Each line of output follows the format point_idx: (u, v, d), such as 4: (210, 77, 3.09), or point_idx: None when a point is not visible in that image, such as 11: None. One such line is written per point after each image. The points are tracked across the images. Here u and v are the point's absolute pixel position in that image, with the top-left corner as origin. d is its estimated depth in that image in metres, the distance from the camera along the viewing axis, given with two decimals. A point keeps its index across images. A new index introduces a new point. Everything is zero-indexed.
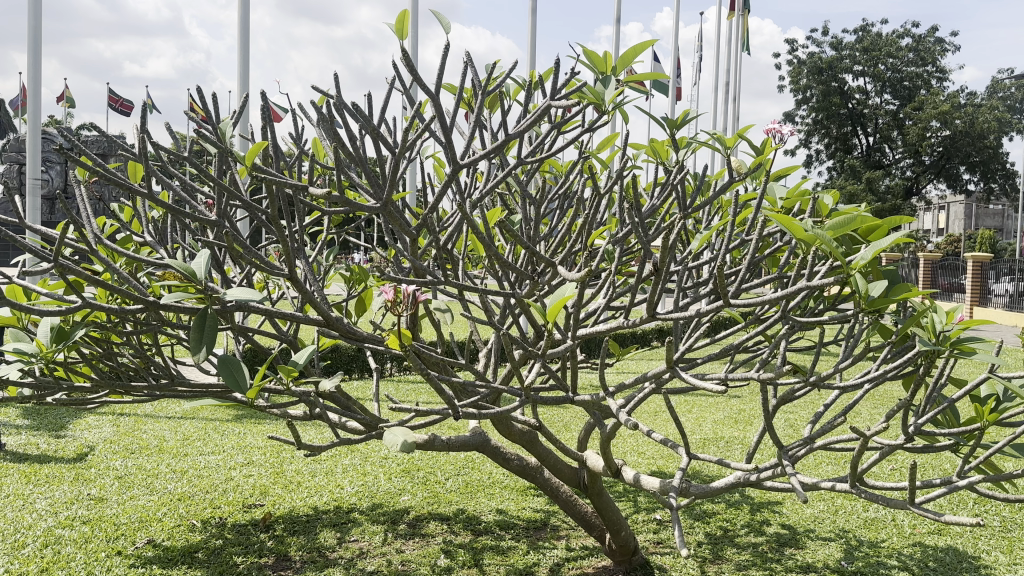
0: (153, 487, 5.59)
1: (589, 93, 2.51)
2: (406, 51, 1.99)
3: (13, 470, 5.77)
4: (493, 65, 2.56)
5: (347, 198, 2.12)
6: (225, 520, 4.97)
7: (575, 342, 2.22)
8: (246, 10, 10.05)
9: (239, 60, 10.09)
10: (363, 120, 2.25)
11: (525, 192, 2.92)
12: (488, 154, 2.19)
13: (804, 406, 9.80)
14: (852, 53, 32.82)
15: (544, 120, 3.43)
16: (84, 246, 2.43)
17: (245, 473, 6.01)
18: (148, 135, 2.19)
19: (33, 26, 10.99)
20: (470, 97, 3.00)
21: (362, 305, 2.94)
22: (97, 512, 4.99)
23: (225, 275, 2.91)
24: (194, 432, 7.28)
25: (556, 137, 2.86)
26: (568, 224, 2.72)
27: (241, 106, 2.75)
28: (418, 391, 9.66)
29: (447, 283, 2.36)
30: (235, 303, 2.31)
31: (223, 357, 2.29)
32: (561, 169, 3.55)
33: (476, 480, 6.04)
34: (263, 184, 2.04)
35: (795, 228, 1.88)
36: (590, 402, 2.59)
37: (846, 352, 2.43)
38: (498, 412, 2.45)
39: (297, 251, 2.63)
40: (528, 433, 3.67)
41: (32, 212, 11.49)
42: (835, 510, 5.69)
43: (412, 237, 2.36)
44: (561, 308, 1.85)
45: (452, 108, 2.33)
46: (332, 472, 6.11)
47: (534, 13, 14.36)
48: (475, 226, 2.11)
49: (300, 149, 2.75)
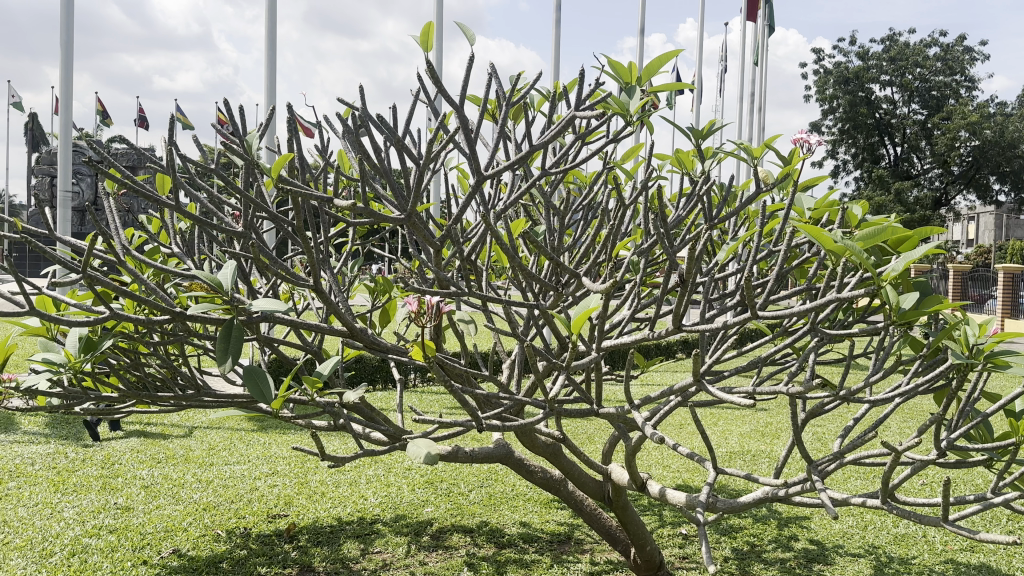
0: (179, 496, 5.64)
1: (615, 103, 2.49)
2: (430, 63, 2.00)
3: (42, 479, 5.85)
4: (518, 75, 2.56)
5: (371, 210, 2.12)
6: (250, 531, 4.99)
7: (599, 354, 2.19)
8: (274, 24, 10.19)
9: (267, 74, 10.22)
10: (387, 131, 2.26)
11: (549, 203, 2.90)
12: (512, 165, 2.18)
13: (832, 420, 9.67)
14: (879, 63, 32.50)
15: (567, 129, 3.40)
16: (112, 258, 2.46)
17: (269, 484, 6.05)
18: (176, 147, 2.21)
19: (63, 40, 11.20)
20: (494, 108, 3.00)
21: (385, 317, 2.93)
22: (124, 522, 5.03)
23: (252, 286, 2.91)
24: (219, 442, 7.33)
25: (581, 148, 2.83)
26: (592, 236, 2.69)
27: (267, 118, 2.77)
28: (442, 402, 9.68)
29: (470, 295, 2.33)
30: (260, 314, 2.31)
31: (248, 369, 2.29)
32: (585, 180, 3.52)
33: (499, 493, 6.00)
34: (289, 196, 2.04)
35: (824, 239, 1.83)
36: (614, 414, 2.54)
37: (878, 365, 2.36)
38: (522, 424, 2.41)
39: (322, 263, 2.63)
40: (553, 445, 3.64)
41: (62, 224, 11.68)
42: (865, 526, 5.59)
43: (436, 249, 2.36)
44: (585, 319, 1.83)
45: (476, 119, 2.32)
46: (356, 483, 6.12)
47: (558, 26, 14.41)
48: (499, 237, 2.09)
49: (325, 161, 2.75)
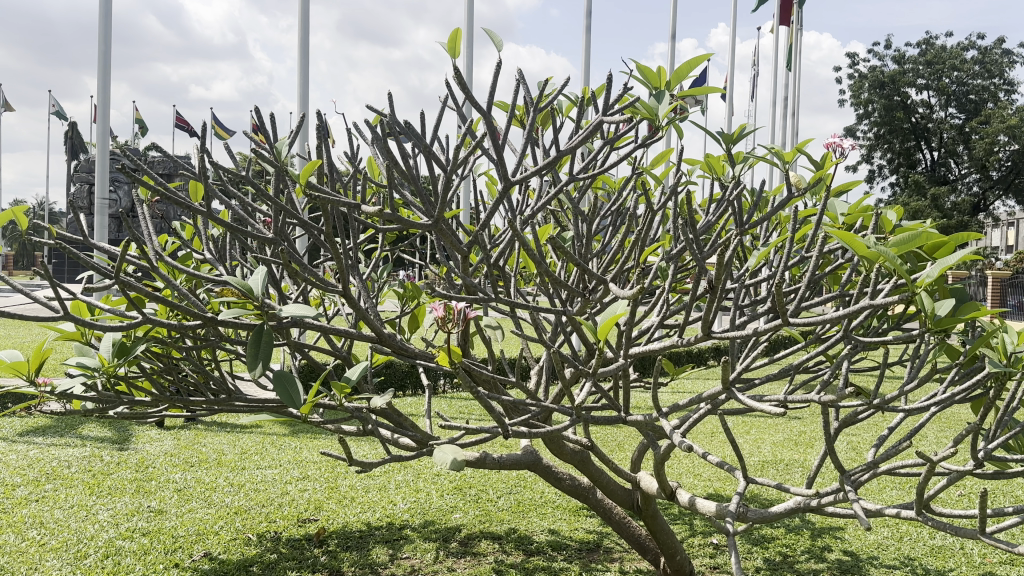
0: (212, 500, 5.70)
1: (643, 108, 2.48)
2: (459, 70, 2.00)
3: (78, 481, 5.96)
4: (546, 81, 2.55)
5: (399, 217, 2.13)
6: (280, 535, 5.03)
7: (628, 360, 2.16)
8: (307, 32, 10.33)
9: (300, 81, 10.36)
10: (415, 139, 2.27)
11: (577, 209, 2.88)
12: (540, 171, 2.17)
13: (866, 429, 9.51)
14: (915, 67, 31.95)
15: (595, 135, 3.39)
16: (146, 264, 2.49)
17: (300, 488, 6.10)
18: (208, 156, 2.24)
19: (102, 51, 11.44)
20: (523, 114, 2.99)
21: (414, 322, 2.93)
22: (157, 525, 5.11)
23: (282, 292, 2.93)
24: (251, 446, 7.41)
25: (609, 153, 2.82)
26: (620, 241, 2.66)
27: (298, 126, 2.79)
28: (471, 408, 9.68)
29: (498, 301, 2.32)
30: (291, 320, 2.34)
31: (279, 373, 2.31)
32: (613, 185, 3.49)
33: (528, 500, 5.98)
34: (319, 203, 2.06)
35: (857, 245, 1.79)
36: (642, 422, 2.51)
37: (912, 373, 2.31)
38: (549, 431, 2.39)
39: (351, 268, 2.65)
40: (580, 453, 3.61)
41: (99, 230, 11.92)
42: (900, 537, 5.48)
43: (464, 254, 2.36)
44: (612, 325, 1.81)
45: (504, 125, 2.32)
46: (386, 488, 6.14)
47: (588, 32, 14.40)
48: (526, 243, 2.07)
49: (354, 168, 2.77)
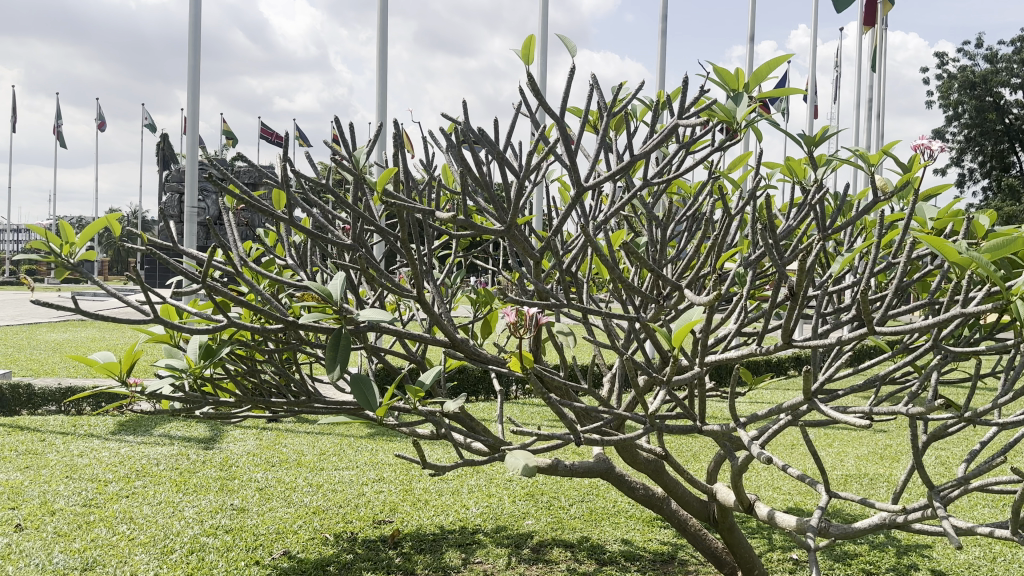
0: (290, 499, 5.86)
1: (721, 111, 2.42)
2: (532, 76, 2.00)
3: (166, 479, 6.22)
4: (620, 85, 2.52)
5: (472, 223, 2.14)
6: (356, 535, 5.13)
7: (703, 369, 2.11)
8: (384, 43, 10.56)
9: (377, 92, 10.59)
10: (489, 146, 2.27)
11: (652, 215, 2.84)
12: (613, 176, 2.15)
13: (958, 444, 9.04)
14: (1009, 65, 30.34)
15: (670, 139, 3.33)
16: (232, 269, 2.58)
17: (375, 490, 6.20)
18: (290, 164, 2.31)
19: (193, 66, 11.98)
20: (597, 119, 2.96)
21: (487, 327, 2.94)
22: (239, 522, 5.28)
23: (359, 297, 2.98)
24: (329, 447, 7.59)
25: (684, 157, 2.77)
26: (697, 247, 2.60)
27: (376, 134, 2.85)
28: (543, 415, 9.67)
29: (570, 306, 2.30)
30: (367, 324, 2.38)
31: (356, 378, 2.35)
32: (689, 190, 3.43)
33: (600, 509, 5.92)
34: (395, 209, 2.09)
35: (948, 251, 1.70)
36: (718, 432, 2.44)
37: (1008, 386, 2.17)
38: (622, 439, 2.35)
39: (425, 274, 2.68)
40: (655, 463, 3.55)
41: (189, 238, 12.46)
42: (994, 558, 5.18)
43: (536, 260, 2.35)
44: (688, 332, 1.77)
45: (577, 130, 2.30)
46: (459, 492, 6.19)
47: (662, 37, 14.24)
48: (599, 249, 2.04)
49: (429, 176, 2.80)
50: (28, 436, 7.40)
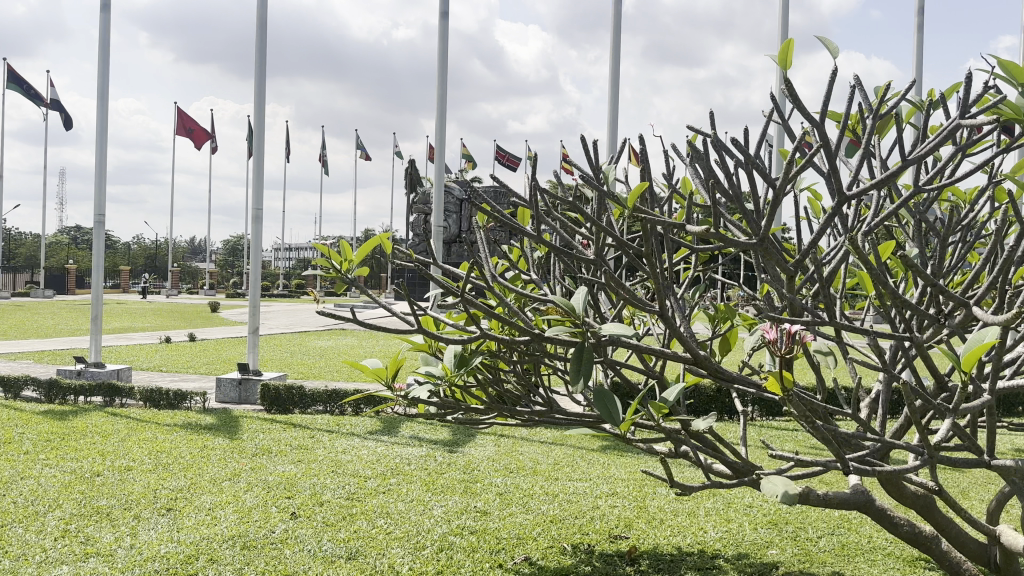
0: (530, 506, 6.06)
1: (1011, 109, 2.14)
2: (790, 82, 1.91)
3: (417, 478, 6.72)
4: (888, 85, 2.33)
5: (722, 236, 2.09)
6: (593, 547, 5.18)
7: (991, 396, 1.88)
8: (618, 61, 10.65)
9: (611, 110, 10.70)
10: (739, 155, 2.20)
11: (921, 224, 2.58)
12: (880, 184, 1.98)
13: None
14: None
15: (940, 142, 3.01)
16: (484, 283, 2.71)
17: (610, 504, 6.23)
18: (537, 182, 2.41)
19: (442, 94, 12.14)
20: (857, 124, 2.76)
21: (728, 345, 2.85)
22: (483, 524, 5.56)
23: (603, 312, 3.01)
24: (563, 458, 7.75)
25: (962, 160, 2.48)
26: (979, 264, 2.32)
27: (621, 150, 2.87)
28: (785, 438, 9.12)
29: (830, 324, 2.14)
30: (608, 337, 2.41)
31: (598, 393, 2.37)
32: (964, 197, 3.07)
33: (853, 544, 5.44)
34: (642, 223, 2.09)
35: None
36: (1012, 469, 2.15)
37: None
38: (893, 468, 2.15)
39: (669, 289, 2.63)
40: (925, 497, 3.21)
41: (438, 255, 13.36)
42: None
43: (790, 273, 2.23)
44: (977, 355, 1.59)
45: (840, 136, 2.15)
46: (696, 514, 6.02)
47: (920, 30, 12.98)
48: (867, 259, 1.88)
49: (672, 190, 2.77)
50: (301, 432, 8.35)
